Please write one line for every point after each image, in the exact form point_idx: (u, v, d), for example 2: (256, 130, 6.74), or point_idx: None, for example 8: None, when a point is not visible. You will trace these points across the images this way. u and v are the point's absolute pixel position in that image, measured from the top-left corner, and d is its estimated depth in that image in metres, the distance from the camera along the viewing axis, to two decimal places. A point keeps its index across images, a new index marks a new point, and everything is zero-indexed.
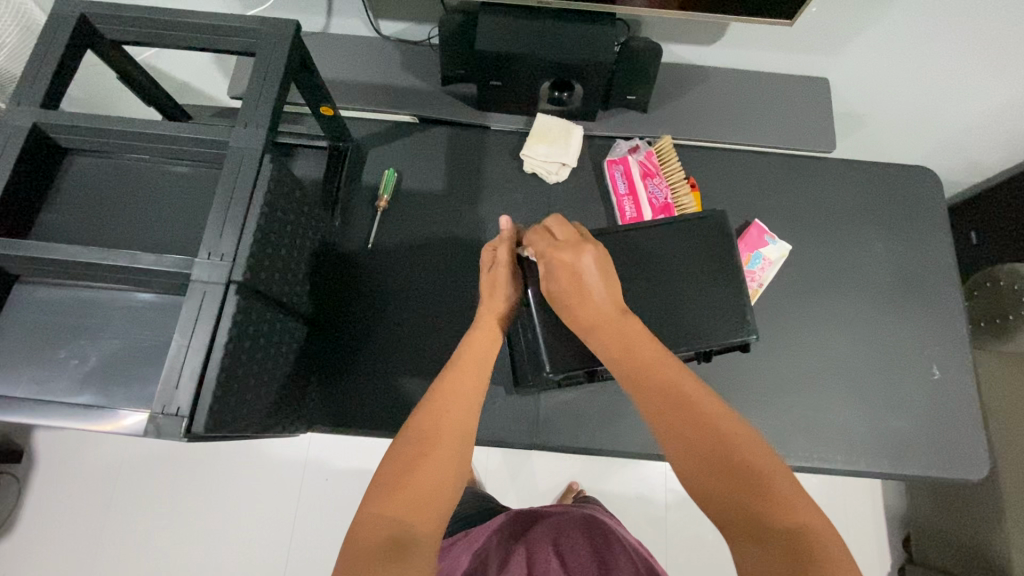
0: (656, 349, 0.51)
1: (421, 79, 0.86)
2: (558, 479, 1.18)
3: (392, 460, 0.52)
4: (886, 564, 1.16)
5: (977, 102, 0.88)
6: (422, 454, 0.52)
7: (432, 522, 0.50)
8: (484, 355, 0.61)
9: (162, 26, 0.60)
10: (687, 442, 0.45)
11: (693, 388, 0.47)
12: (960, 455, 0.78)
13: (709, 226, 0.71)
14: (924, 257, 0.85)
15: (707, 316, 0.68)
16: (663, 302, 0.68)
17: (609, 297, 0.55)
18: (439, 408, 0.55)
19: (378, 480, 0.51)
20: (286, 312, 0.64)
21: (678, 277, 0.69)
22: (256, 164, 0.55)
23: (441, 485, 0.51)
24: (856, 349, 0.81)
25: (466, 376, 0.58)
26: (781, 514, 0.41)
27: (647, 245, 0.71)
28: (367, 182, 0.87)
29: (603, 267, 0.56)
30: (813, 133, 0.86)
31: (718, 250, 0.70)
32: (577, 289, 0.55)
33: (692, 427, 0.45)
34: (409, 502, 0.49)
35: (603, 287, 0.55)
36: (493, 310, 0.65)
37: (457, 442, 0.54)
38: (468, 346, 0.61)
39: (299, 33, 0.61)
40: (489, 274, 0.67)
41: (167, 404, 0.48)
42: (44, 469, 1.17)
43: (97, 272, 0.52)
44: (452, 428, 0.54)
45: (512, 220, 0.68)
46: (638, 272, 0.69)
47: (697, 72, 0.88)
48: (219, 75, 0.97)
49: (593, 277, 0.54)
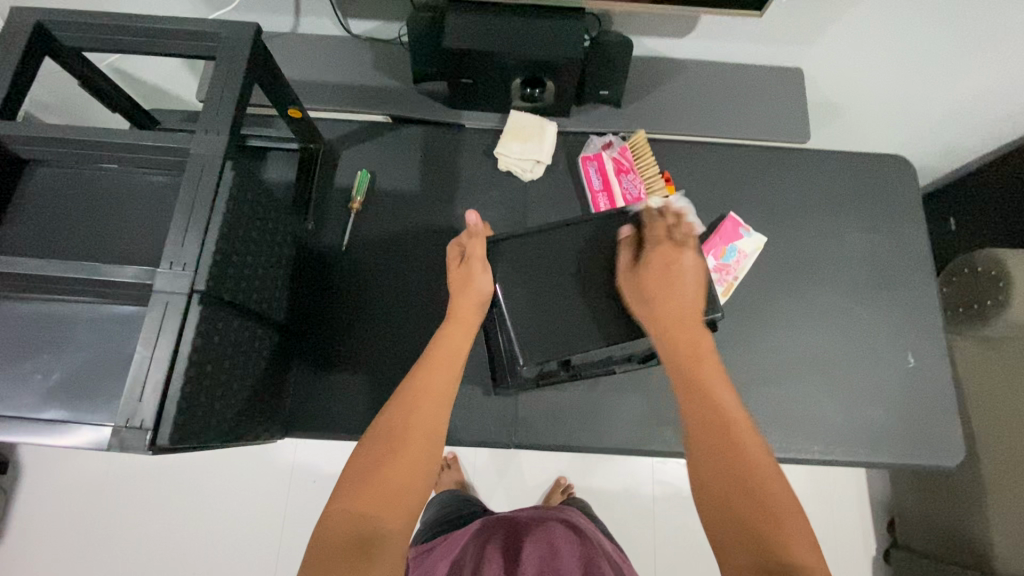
0: (711, 365, 0.58)
1: (393, 78, 0.85)
2: (546, 475, 1.18)
3: (362, 458, 0.53)
4: (871, 549, 1.17)
5: (952, 88, 0.89)
6: (393, 450, 0.53)
7: (402, 518, 0.51)
8: (453, 355, 0.63)
9: (117, 29, 0.59)
10: (713, 451, 0.50)
11: (738, 415, 0.53)
12: (936, 441, 0.78)
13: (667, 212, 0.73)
14: (900, 245, 0.86)
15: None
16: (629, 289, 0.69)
17: (693, 299, 0.64)
18: (408, 403, 0.57)
19: (348, 476, 0.52)
20: (256, 319, 0.64)
21: None
22: (219, 171, 0.54)
23: (409, 482, 0.52)
24: (834, 340, 0.82)
25: (438, 373, 0.60)
26: (782, 542, 0.45)
27: (609, 236, 0.72)
28: (341, 183, 0.86)
29: (696, 275, 0.66)
30: (787, 124, 0.86)
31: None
32: (663, 277, 0.65)
33: (722, 443, 0.51)
34: (378, 499, 0.50)
35: (693, 290, 0.65)
36: (469, 304, 0.67)
37: (426, 439, 0.55)
38: (441, 343, 0.64)
39: (259, 35, 0.60)
40: (459, 269, 0.70)
41: (131, 418, 0.47)
42: (29, 479, 1.17)
43: (61, 285, 0.52)
44: (423, 424, 0.56)
45: (478, 215, 0.71)
46: (603, 261, 0.71)
47: (671, 65, 0.87)
48: (189, 78, 0.96)
49: (682, 280, 0.65)
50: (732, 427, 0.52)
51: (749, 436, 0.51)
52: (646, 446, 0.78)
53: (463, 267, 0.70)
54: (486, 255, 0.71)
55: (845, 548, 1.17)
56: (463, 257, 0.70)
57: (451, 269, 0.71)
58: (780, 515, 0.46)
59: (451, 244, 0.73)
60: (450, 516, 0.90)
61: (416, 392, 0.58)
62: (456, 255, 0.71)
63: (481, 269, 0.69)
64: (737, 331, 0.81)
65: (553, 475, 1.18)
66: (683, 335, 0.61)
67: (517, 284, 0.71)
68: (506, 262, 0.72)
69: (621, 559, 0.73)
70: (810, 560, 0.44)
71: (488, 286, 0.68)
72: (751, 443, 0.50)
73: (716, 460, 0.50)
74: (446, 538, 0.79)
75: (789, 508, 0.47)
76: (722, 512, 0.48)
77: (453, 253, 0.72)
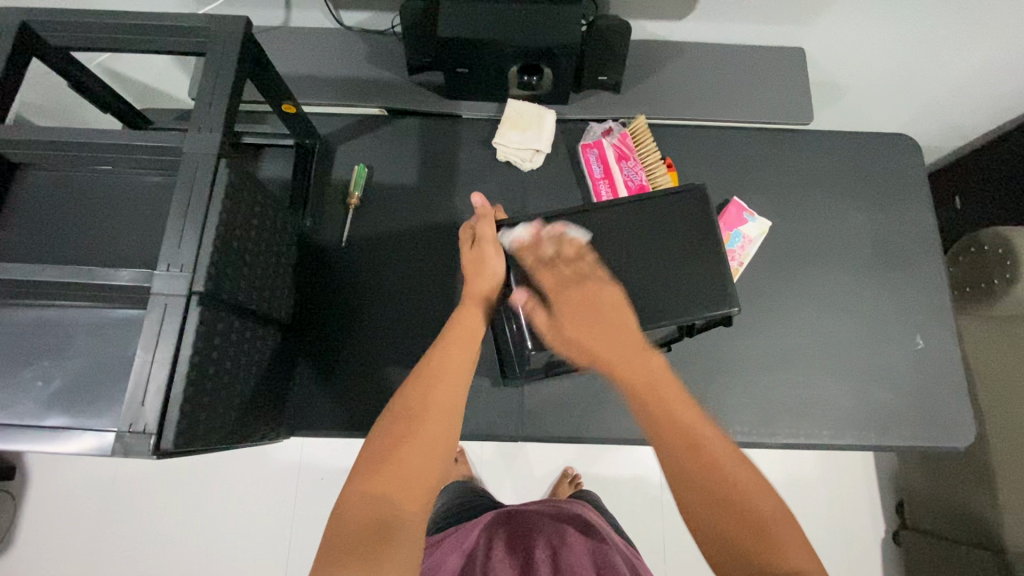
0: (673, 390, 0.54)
1: (388, 69, 0.84)
2: (553, 465, 1.18)
3: (376, 444, 0.53)
4: (881, 531, 1.17)
5: (957, 62, 0.87)
6: (409, 432, 0.53)
7: (421, 502, 0.51)
8: (470, 337, 0.61)
9: (105, 27, 0.57)
10: (687, 474, 0.49)
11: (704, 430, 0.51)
12: (946, 422, 0.78)
13: (687, 199, 0.70)
14: (907, 225, 0.84)
15: (692, 288, 0.67)
16: (641, 278, 0.68)
17: (620, 325, 0.61)
18: (426, 385, 0.56)
19: (364, 459, 0.52)
20: (257, 318, 0.63)
21: (657, 250, 0.68)
22: (213, 170, 0.53)
23: (428, 463, 0.52)
24: (842, 323, 0.81)
25: (455, 353, 0.59)
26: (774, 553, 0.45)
27: (625, 223, 0.69)
28: (338, 178, 0.85)
29: (614, 298, 0.63)
30: (789, 106, 0.84)
31: (701, 223, 0.69)
32: (586, 316, 0.62)
33: (697, 465, 0.49)
34: (395, 483, 0.50)
35: (616, 315, 0.62)
36: (483, 284, 0.65)
37: (444, 421, 0.55)
38: (457, 325, 0.62)
39: (250, 29, 0.58)
40: (472, 251, 0.68)
41: (134, 422, 0.46)
42: (39, 483, 1.17)
43: (58, 290, 0.51)
44: (441, 405, 0.55)
45: (484, 198, 0.70)
46: (615, 250, 0.69)
47: (670, 48, 0.86)
48: (181, 76, 0.95)
49: (603, 311, 0.62)
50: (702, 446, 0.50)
51: (719, 450, 0.50)
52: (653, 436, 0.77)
53: (476, 249, 0.67)
54: (498, 236, 0.68)
55: (855, 531, 1.17)
56: (476, 238, 0.69)
57: (463, 252, 0.69)
58: (769, 529, 0.46)
59: (462, 227, 0.71)
60: (458, 510, 0.90)
61: (432, 373, 0.57)
62: (468, 236, 0.70)
63: (495, 248, 0.67)
64: (742, 317, 0.80)
65: (561, 466, 1.18)
66: (630, 368, 0.57)
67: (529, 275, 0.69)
68: (523, 250, 0.68)
69: (633, 550, 0.74)
70: (803, 565, 0.44)
71: (503, 266, 0.67)
72: (727, 460, 0.49)
73: (694, 486, 0.48)
74: (458, 527, 0.79)
75: (773, 516, 0.46)
76: (707, 527, 0.47)
77: (464, 236, 0.70)
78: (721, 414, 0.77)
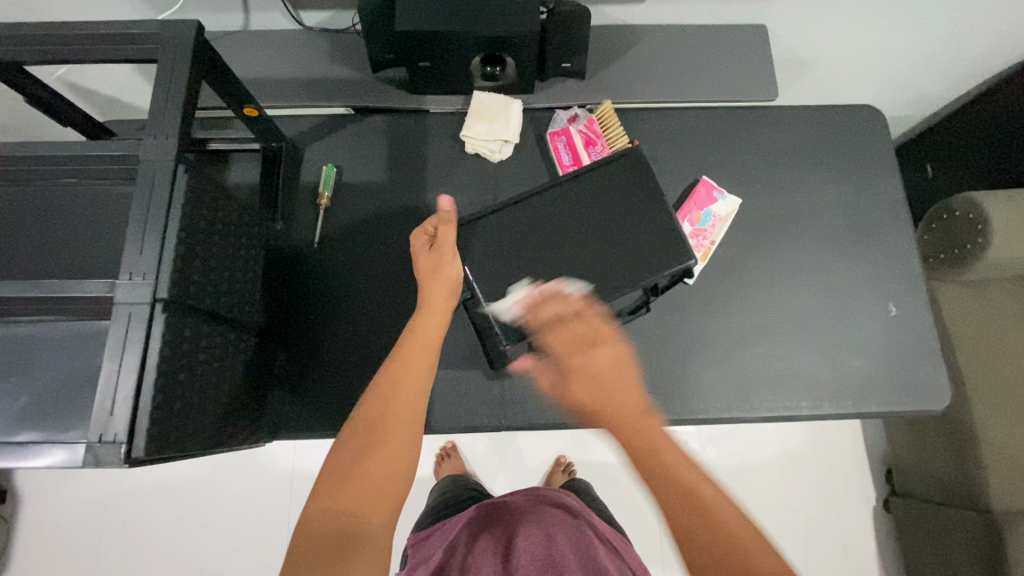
0: (656, 428, 0.60)
1: (350, 67, 0.84)
2: (545, 455, 1.19)
3: (342, 455, 0.54)
4: (871, 498, 1.19)
5: (917, 29, 0.88)
6: (371, 444, 0.54)
7: (387, 510, 0.52)
8: (427, 350, 0.63)
9: (50, 36, 0.56)
10: (669, 499, 0.54)
11: (695, 479, 0.54)
12: (923, 386, 0.79)
13: (632, 163, 0.71)
14: (874, 195, 0.85)
15: (648, 251, 0.69)
16: (595, 245, 0.69)
17: (623, 392, 0.65)
18: (387, 394, 0.57)
19: (328, 471, 0.53)
20: (228, 325, 0.63)
21: (603, 216, 0.70)
22: (171, 176, 0.52)
23: (394, 471, 0.53)
24: (816, 295, 0.82)
25: (414, 363, 0.61)
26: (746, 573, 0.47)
27: (576, 196, 0.70)
28: (307, 180, 0.85)
29: (611, 360, 0.68)
30: (753, 83, 0.85)
31: (645, 182, 0.70)
32: (586, 386, 0.67)
33: (677, 493, 0.54)
34: (360, 492, 0.52)
35: (614, 377, 0.67)
36: (440, 290, 0.66)
37: (406, 430, 0.56)
38: (415, 333, 0.63)
39: (202, 32, 0.58)
40: (428, 255, 0.67)
41: (104, 432, 0.46)
42: (29, 504, 1.17)
43: (18, 305, 0.50)
44: (404, 414, 0.57)
45: (452, 201, 0.68)
46: (568, 227, 0.70)
47: (632, 31, 0.86)
48: (137, 82, 0.93)
49: (601, 374, 0.67)
50: (693, 488, 0.54)
51: (710, 494, 0.53)
52: None
53: (434, 251, 0.67)
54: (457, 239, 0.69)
55: (846, 498, 1.19)
56: (433, 243, 0.68)
57: (419, 255, 0.68)
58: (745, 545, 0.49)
59: (415, 233, 0.70)
60: (450, 503, 0.90)
61: (391, 385, 0.58)
62: (423, 242, 0.69)
63: (453, 253, 0.67)
64: (717, 293, 0.81)
65: (553, 455, 1.19)
66: (625, 419, 0.62)
67: (490, 263, 0.69)
68: (486, 246, 0.69)
69: (616, 537, 0.75)
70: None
71: (459, 268, 0.67)
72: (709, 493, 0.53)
73: (683, 515, 0.52)
74: (444, 523, 0.80)
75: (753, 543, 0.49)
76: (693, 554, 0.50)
77: (420, 241, 0.69)
78: (701, 390, 0.78)
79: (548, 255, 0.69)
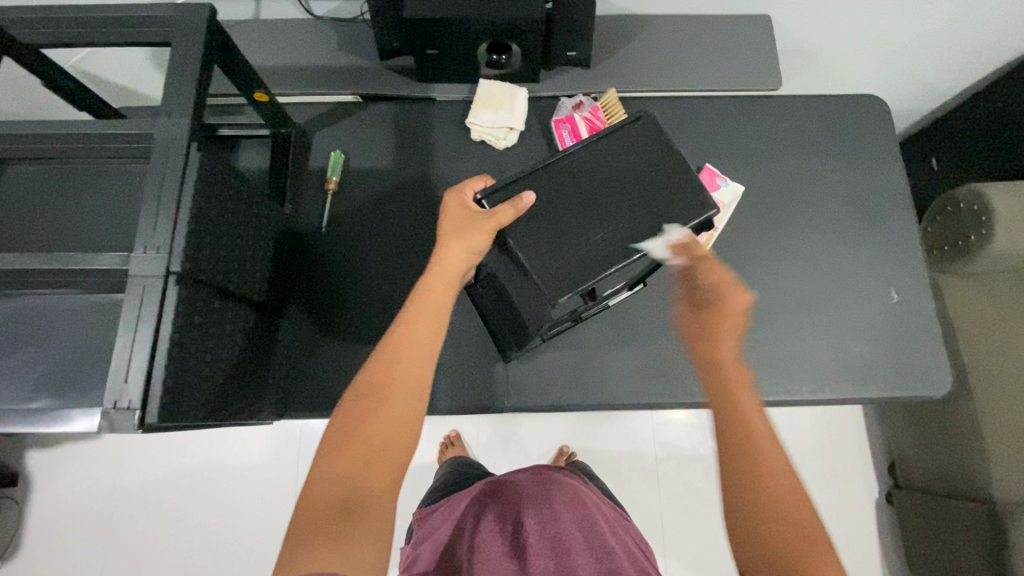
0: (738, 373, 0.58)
1: (359, 56, 0.85)
2: (548, 444, 1.20)
3: (341, 420, 0.54)
4: (873, 490, 1.19)
5: (922, 20, 0.88)
6: (371, 410, 0.54)
7: (388, 477, 0.53)
8: (433, 310, 0.60)
9: (68, 19, 0.58)
10: (729, 448, 0.53)
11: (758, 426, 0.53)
12: (923, 372, 0.79)
13: (643, 126, 0.70)
14: (877, 184, 0.86)
15: (673, 199, 0.67)
16: (618, 201, 0.67)
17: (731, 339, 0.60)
18: (391, 357, 0.56)
19: (331, 433, 0.54)
20: (235, 299, 0.64)
21: (623, 174, 0.68)
22: (185, 154, 0.54)
23: (394, 439, 0.54)
24: (817, 282, 0.82)
25: (420, 326, 0.58)
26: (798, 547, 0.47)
27: (594, 159, 0.69)
28: (315, 166, 0.86)
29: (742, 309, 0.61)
30: (757, 73, 0.86)
31: (662, 143, 0.69)
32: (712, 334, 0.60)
33: (741, 445, 0.52)
34: (363, 457, 0.52)
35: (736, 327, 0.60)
36: (453, 256, 0.63)
37: (410, 396, 0.55)
38: (420, 297, 0.60)
39: (215, 17, 0.59)
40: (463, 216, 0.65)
41: (118, 399, 0.48)
42: (39, 488, 1.19)
43: (34, 277, 0.52)
44: (408, 377, 0.55)
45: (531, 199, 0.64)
46: (588, 187, 0.68)
47: (638, 21, 0.87)
48: (153, 72, 0.96)
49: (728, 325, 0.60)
50: (754, 438, 0.52)
51: (770, 449, 0.51)
52: (641, 399, 0.78)
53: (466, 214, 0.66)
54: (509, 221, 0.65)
55: (848, 490, 1.19)
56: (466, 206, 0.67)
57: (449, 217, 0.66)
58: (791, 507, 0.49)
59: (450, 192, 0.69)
60: (453, 483, 0.91)
61: (394, 348, 0.57)
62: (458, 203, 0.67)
63: (487, 224, 0.63)
64: None
65: (556, 444, 1.20)
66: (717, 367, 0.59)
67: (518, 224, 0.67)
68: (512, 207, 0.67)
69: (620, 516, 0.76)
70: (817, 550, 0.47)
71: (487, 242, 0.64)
72: (770, 451, 0.51)
73: (731, 465, 0.52)
74: (449, 500, 0.81)
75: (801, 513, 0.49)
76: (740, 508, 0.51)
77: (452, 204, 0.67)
78: None
79: (572, 215, 0.67)
